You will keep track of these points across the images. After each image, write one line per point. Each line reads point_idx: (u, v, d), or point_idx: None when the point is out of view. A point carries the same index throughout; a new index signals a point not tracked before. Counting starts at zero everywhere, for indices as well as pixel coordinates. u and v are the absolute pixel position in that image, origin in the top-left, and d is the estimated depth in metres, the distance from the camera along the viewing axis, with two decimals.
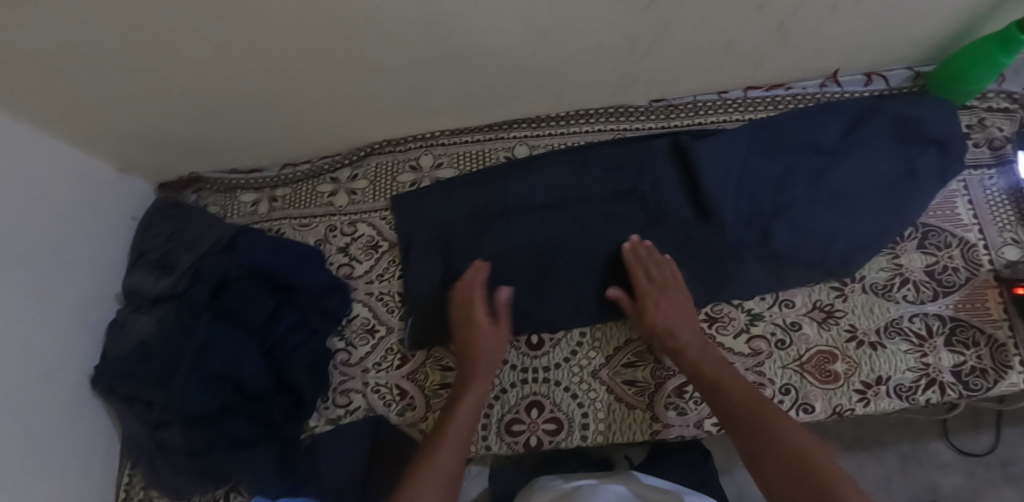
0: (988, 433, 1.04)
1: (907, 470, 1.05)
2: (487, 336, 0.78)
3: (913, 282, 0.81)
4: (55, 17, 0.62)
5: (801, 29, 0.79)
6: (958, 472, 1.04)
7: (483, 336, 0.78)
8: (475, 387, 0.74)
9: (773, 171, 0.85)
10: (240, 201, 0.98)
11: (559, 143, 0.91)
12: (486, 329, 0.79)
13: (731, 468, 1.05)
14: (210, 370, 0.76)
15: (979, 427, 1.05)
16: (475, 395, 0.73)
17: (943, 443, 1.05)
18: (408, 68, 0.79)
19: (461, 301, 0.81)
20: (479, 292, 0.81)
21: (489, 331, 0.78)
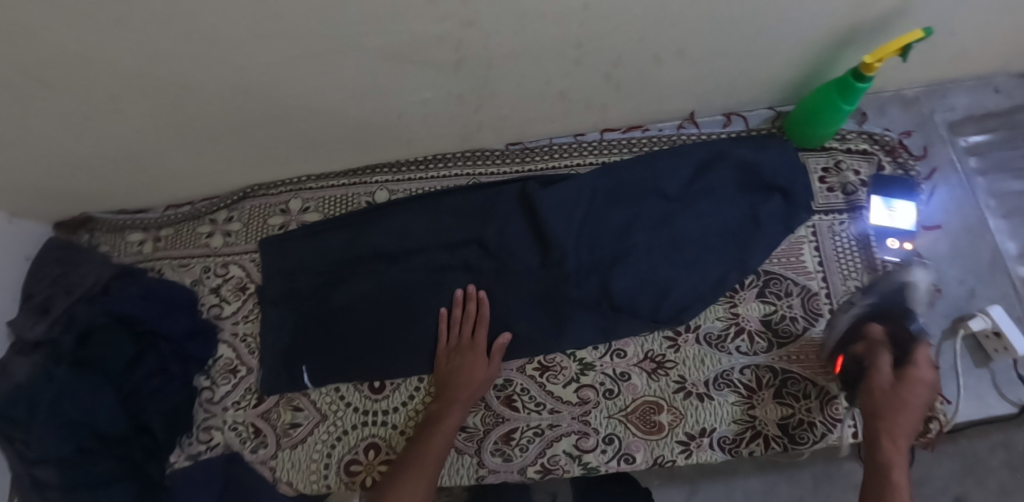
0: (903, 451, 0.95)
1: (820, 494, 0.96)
2: (473, 366, 0.80)
3: (748, 332, 0.80)
4: None
5: (630, 78, 0.80)
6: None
7: (471, 368, 0.79)
8: (452, 415, 0.76)
9: (617, 219, 0.86)
10: (127, 240, 1.02)
11: (417, 187, 0.94)
12: (475, 361, 0.80)
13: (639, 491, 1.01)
14: (66, 418, 0.82)
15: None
16: (453, 420, 0.76)
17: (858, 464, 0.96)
18: (249, 124, 0.82)
19: (460, 331, 0.83)
20: (481, 326, 0.83)
21: (481, 362, 0.80)
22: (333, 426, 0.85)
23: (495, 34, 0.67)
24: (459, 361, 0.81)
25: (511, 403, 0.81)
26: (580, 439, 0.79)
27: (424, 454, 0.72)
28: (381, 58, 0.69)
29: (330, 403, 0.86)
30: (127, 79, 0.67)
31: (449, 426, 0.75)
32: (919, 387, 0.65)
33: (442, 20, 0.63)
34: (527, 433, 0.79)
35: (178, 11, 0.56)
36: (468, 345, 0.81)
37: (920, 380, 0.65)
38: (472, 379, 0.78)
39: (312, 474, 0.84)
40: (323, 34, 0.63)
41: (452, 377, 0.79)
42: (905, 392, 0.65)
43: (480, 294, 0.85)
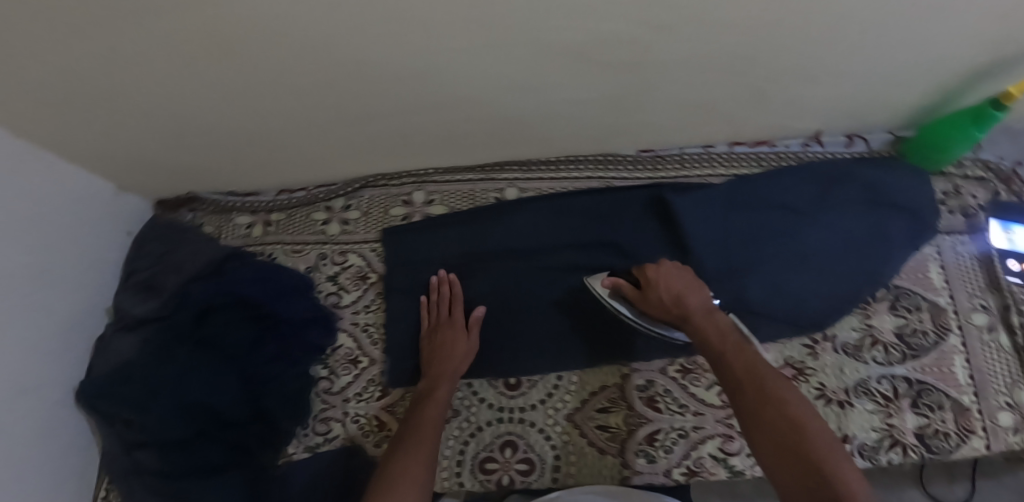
0: (963, 484, 0.91)
1: None
2: (456, 341, 0.84)
3: (883, 343, 0.83)
4: (68, 60, 0.65)
5: (782, 95, 0.82)
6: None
7: (453, 341, 0.83)
8: (442, 387, 0.79)
9: (748, 227, 0.88)
10: (235, 223, 1.01)
11: (548, 187, 0.94)
12: (456, 335, 0.84)
13: None
14: (189, 398, 0.79)
15: (953, 476, 0.92)
16: (444, 391, 0.78)
17: (917, 493, 0.91)
18: (398, 113, 0.81)
19: (434, 312, 0.87)
20: (457, 303, 0.87)
21: (461, 335, 0.84)
22: (467, 422, 0.83)
23: (681, 41, 0.69)
24: (439, 338, 0.84)
25: (654, 404, 0.81)
26: (725, 442, 0.79)
27: (419, 425, 0.73)
28: (563, 56, 0.70)
29: (462, 399, 0.84)
30: (315, 56, 0.68)
31: (441, 396, 0.77)
32: (686, 289, 0.73)
33: (641, 24, 0.65)
34: (672, 435, 0.79)
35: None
36: (447, 321, 0.86)
37: (700, 291, 0.73)
38: (457, 352, 0.82)
39: (443, 471, 0.81)
40: (525, 27, 0.64)
41: (436, 352, 0.83)
42: (677, 299, 0.72)
43: (451, 276, 0.89)
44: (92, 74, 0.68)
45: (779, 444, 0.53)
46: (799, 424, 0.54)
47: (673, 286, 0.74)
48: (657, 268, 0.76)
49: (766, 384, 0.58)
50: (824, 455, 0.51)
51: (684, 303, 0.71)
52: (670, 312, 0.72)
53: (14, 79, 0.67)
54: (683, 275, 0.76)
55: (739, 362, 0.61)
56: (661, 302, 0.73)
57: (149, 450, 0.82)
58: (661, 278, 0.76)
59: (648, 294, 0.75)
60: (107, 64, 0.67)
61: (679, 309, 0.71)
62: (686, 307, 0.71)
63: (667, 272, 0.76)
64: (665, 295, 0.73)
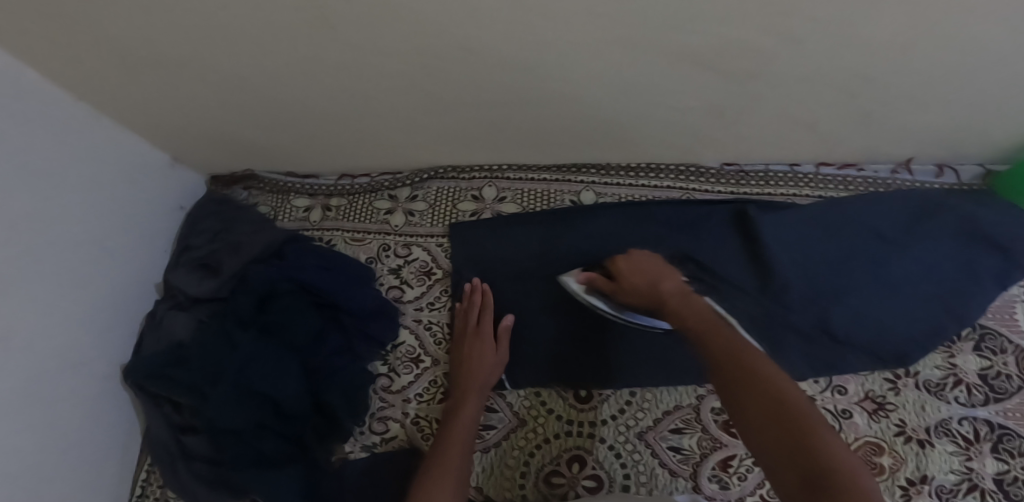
0: None
1: None
2: (484, 352, 0.80)
3: (966, 384, 0.80)
4: (164, 21, 0.62)
5: (887, 121, 0.79)
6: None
7: (482, 354, 0.80)
8: (469, 403, 0.75)
9: (833, 253, 0.85)
10: (293, 205, 0.97)
11: (626, 194, 0.92)
12: (484, 347, 0.80)
13: None
14: (252, 385, 0.75)
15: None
16: (471, 407, 0.75)
17: None
18: (487, 104, 0.78)
19: (464, 322, 0.83)
20: (487, 313, 0.83)
21: (489, 347, 0.80)
22: (534, 432, 0.80)
23: (804, 56, 0.66)
24: (468, 350, 0.81)
25: (730, 428, 0.78)
26: None
27: (446, 447, 0.69)
28: (677, 58, 0.67)
29: (530, 408, 0.81)
30: (425, 38, 0.65)
31: (469, 413, 0.74)
32: (660, 274, 0.71)
33: (770, 34, 0.62)
34: (748, 462, 0.76)
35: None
36: (473, 330, 0.82)
37: (675, 277, 0.71)
38: (483, 364, 0.79)
39: (506, 481, 0.78)
40: (650, 24, 0.61)
41: (463, 365, 0.80)
42: (653, 285, 0.70)
43: (484, 286, 0.86)
44: (185, 39, 0.65)
45: (773, 422, 0.48)
46: (782, 396, 0.49)
47: (644, 275, 0.72)
48: (628, 259, 0.75)
49: (744, 359, 0.53)
50: (808, 424, 0.47)
51: (659, 288, 0.69)
52: (648, 298, 0.70)
53: (101, 35, 0.64)
54: (660, 264, 0.73)
55: (718, 341, 0.57)
56: (637, 290, 0.72)
57: (199, 436, 0.78)
58: (634, 267, 0.74)
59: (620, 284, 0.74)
60: (204, 29, 0.63)
61: (654, 295, 0.69)
62: (664, 292, 0.68)
63: (638, 262, 0.74)
64: (637, 283, 0.72)
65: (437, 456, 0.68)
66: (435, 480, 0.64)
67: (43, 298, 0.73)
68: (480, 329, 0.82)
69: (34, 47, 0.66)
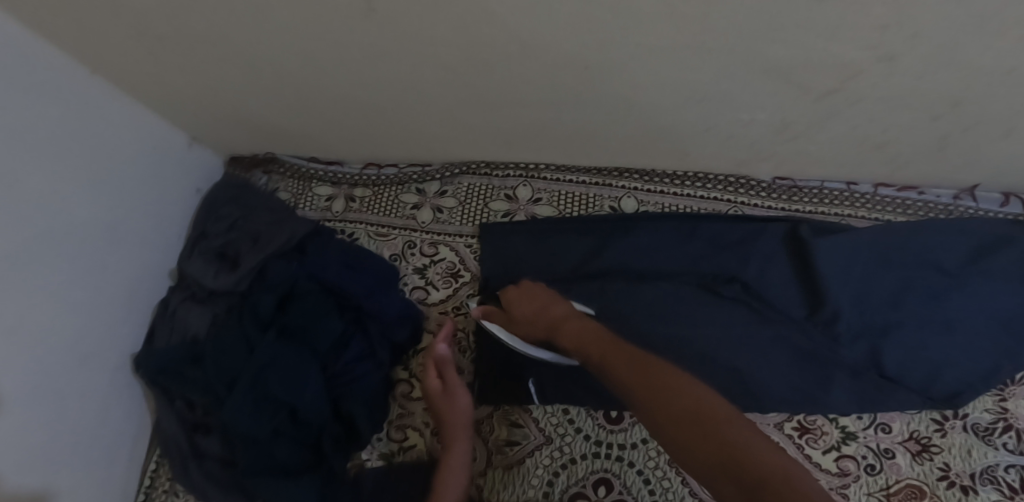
0: None
1: None
2: (438, 396, 0.76)
3: (1017, 430, 0.76)
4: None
5: (960, 145, 0.75)
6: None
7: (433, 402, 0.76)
8: (452, 453, 0.72)
9: (885, 285, 0.81)
10: (315, 193, 0.92)
11: (670, 203, 0.87)
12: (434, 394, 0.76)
13: None
14: (269, 389, 0.72)
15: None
16: (455, 458, 0.71)
17: None
18: (537, 101, 0.73)
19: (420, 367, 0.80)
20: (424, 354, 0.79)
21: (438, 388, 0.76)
22: (560, 451, 0.77)
23: (895, 73, 0.61)
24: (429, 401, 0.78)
25: None
26: None
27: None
28: (755, 66, 0.62)
29: (557, 425, 0.78)
30: (483, 30, 0.60)
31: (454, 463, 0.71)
32: (550, 302, 0.74)
33: (864, 48, 0.57)
34: None
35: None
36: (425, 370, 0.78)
37: (563, 301, 0.74)
38: (443, 407, 0.75)
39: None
40: (735, 28, 0.56)
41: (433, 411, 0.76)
42: (545, 313, 0.73)
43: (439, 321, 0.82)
44: (225, 17, 0.60)
45: (714, 451, 0.46)
46: (699, 408, 0.50)
47: (535, 302, 0.75)
48: (517, 290, 0.78)
49: (638, 358, 0.59)
50: (733, 437, 0.47)
51: (550, 314, 0.72)
52: (546, 329, 0.72)
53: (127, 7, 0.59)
54: (549, 294, 0.76)
55: (619, 356, 0.60)
56: (527, 318, 0.75)
57: (213, 437, 0.76)
58: (524, 298, 0.77)
59: (514, 313, 0.76)
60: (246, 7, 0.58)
61: (548, 324, 0.72)
62: (556, 318, 0.71)
63: (528, 291, 0.77)
64: (528, 312, 0.75)
65: None
66: None
67: (56, 286, 0.69)
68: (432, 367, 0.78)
69: (54, 15, 0.61)
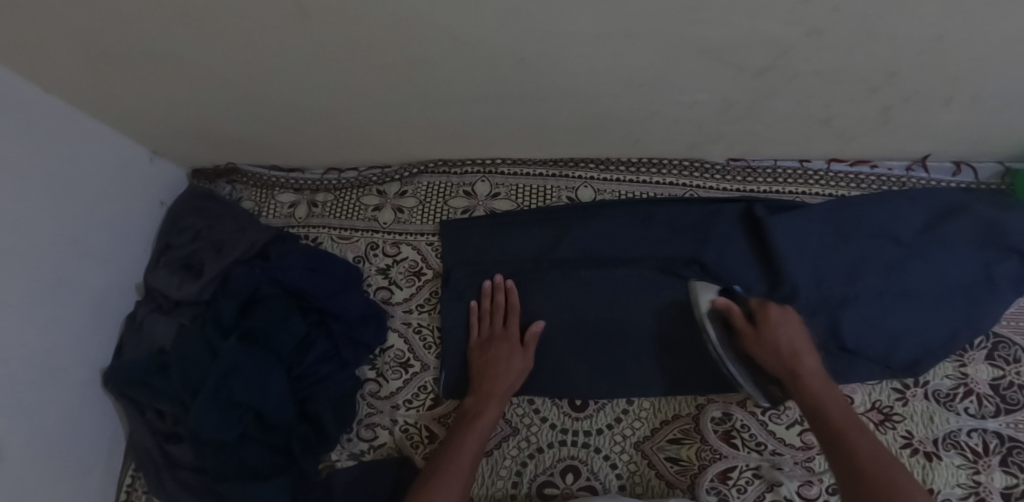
0: None
1: None
2: (511, 357, 0.77)
3: (977, 395, 0.77)
4: (134, 13, 0.58)
5: (905, 116, 0.75)
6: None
7: (507, 358, 0.77)
8: (488, 410, 0.73)
9: (845, 258, 0.82)
10: (277, 201, 0.92)
11: (626, 191, 0.88)
12: (512, 352, 0.78)
13: None
14: (234, 395, 0.72)
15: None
16: (488, 415, 0.72)
17: None
18: (487, 97, 0.74)
19: (490, 322, 0.81)
20: (513, 314, 0.80)
21: (516, 352, 0.78)
22: (526, 441, 0.77)
23: (830, 48, 0.62)
24: (492, 352, 0.78)
25: (730, 439, 0.75)
26: (803, 486, 0.73)
27: (455, 454, 0.68)
28: (693, 49, 0.64)
29: (523, 416, 0.79)
30: (418, 30, 0.61)
31: (483, 421, 0.72)
32: (804, 351, 0.71)
33: (794, 26, 0.58)
34: (746, 474, 0.74)
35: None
36: (501, 335, 0.79)
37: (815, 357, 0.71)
38: (508, 368, 0.76)
39: (497, 491, 0.75)
40: (666, 13, 0.57)
41: (485, 367, 0.77)
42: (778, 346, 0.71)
43: (508, 284, 0.82)
44: (172, 31, 0.61)
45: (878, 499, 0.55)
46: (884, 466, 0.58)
47: (804, 348, 0.71)
48: (785, 317, 0.74)
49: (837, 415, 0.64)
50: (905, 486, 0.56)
51: (801, 363, 0.70)
52: (783, 362, 0.70)
53: (64, 27, 0.59)
54: (801, 328, 0.73)
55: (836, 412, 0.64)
56: (778, 350, 0.71)
57: (183, 446, 0.76)
58: (790, 332, 0.73)
59: (762, 340, 0.73)
60: (190, 20, 0.59)
61: (797, 367, 0.70)
62: (803, 365, 0.70)
63: (796, 327, 0.73)
64: (771, 348, 0.72)
65: (443, 464, 0.67)
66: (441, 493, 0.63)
67: (20, 303, 0.69)
68: (506, 337, 0.79)
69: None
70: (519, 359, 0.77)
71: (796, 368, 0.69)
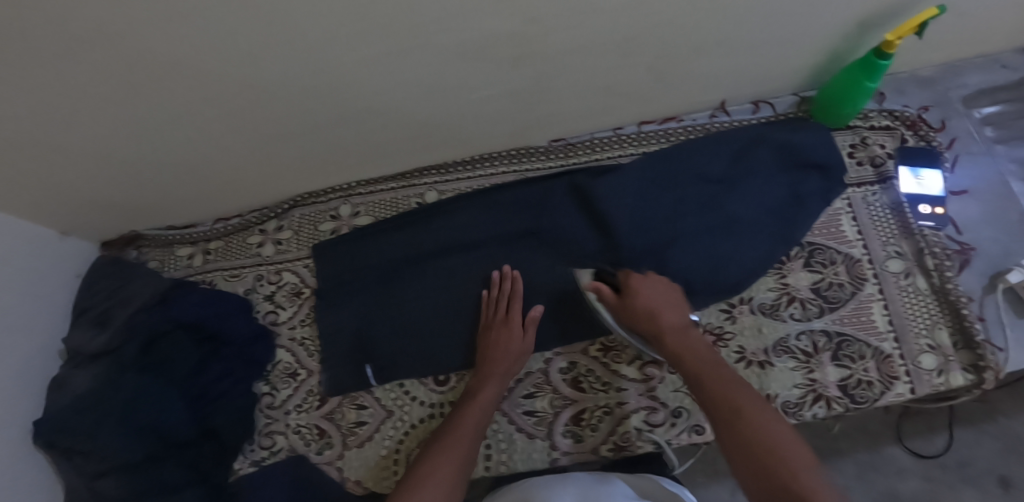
0: (942, 435, 1.02)
1: (864, 477, 1.02)
2: (508, 341, 0.82)
3: (800, 300, 0.84)
4: None
5: (673, 70, 0.84)
6: (915, 477, 1.01)
7: (507, 338, 0.82)
8: (489, 389, 0.79)
9: (666, 203, 0.88)
10: (177, 255, 1.03)
11: (466, 187, 0.97)
12: (510, 335, 0.82)
13: None
14: (138, 420, 0.81)
15: (933, 428, 1.02)
16: (488, 393, 0.78)
17: (898, 448, 1.02)
18: (307, 129, 0.85)
19: (493, 313, 0.85)
20: (516, 302, 0.84)
21: (517, 335, 0.82)
22: (401, 421, 0.86)
23: (555, 28, 0.71)
24: (491, 337, 0.83)
25: (578, 384, 0.83)
26: (649, 414, 0.80)
27: (456, 431, 0.74)
28: (447, 54, 0.73)
29: (395, 399, 0.87)
30: (215, 84, 0.72)
31: (486, 398, 0.78)
32: (666, 308, 0.76)
33: (512, 16, 0.68)
34: (597, 413, 0.81)
35: (276, 5, 0.60)
36: (502, 322, 0.83)
37: (680, 312, 0.76)
38: (507, 352, 0.81)
39: (382, 470, 0.84)
40: (400, 30, 0.67)
41: (487, 353, 0.82)
42: (661, 317, 0.74)
43: (513, 273, 0.86)
44: (6, 128, 0.72)
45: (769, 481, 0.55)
46: (774, 454, 0.56)
47: (659, 306, 0.76)
48: (642, 280, 0.79)
49: (732, 391, 0.63)
50: (790, 477, 0.54)
51: (658, 320, 0.74)
52: (644, 322, 0.75)
53: None
54: (656, 290, 0.78)
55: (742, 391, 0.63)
56: (636, 315, 0.76)
57: (109, 480, 0.80)
58: (648, 295, 0.77)
59: (628, 303, 0.77)
60: (17, 114, 0.70)
61: (653, 324, 0.74)
62: (662, 321, 0.74)
63: (651, 286, 0.78)
64: (641, 313, 0.75)
65: (443, 443, 0.72)
66: (436, 467, 0.69)
67: None
68: (501, 327, 0.83)
69: None
70: (514, 343, 0.82)
71: (653, 327, 0.74)
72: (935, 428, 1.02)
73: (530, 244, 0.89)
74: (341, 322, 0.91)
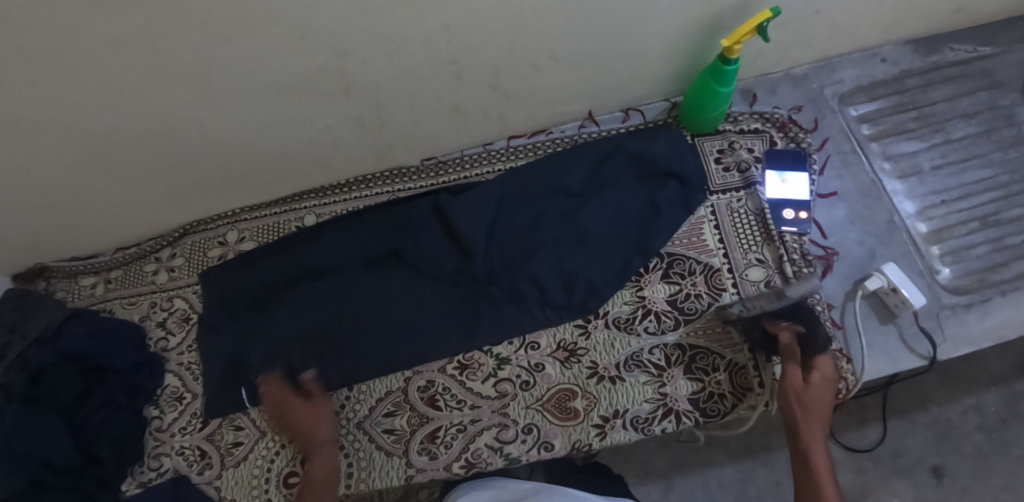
0: (875, 426, 1.00)
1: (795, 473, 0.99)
2: (318, 411, 0.84)
3: (655, 313, 0.84)
4: None
5: (515, 87, 0.84)
6: (847, 469, 0.99)
7: (314, 411, 0.83)
8: (323, 455, 0.81)
9: (523, 219, 0.88)
10: (81, 285, 1.06)
11: (343, 208, 0.99)
12: (315, 406, 0.84)
13: (669, 477, 1.00)
14: (20, 450, 0.81)
15: (866, 421, 1.01)
16: (326, 458, 0.80)
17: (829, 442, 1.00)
18: (166, 167, 0.87)
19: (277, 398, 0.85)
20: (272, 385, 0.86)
21: (317, 405, 0.84)
22: (273, 441, 0.90)
23: (365, 61, 0.72)
24: (302, 414, 0.83)
25: (434, 403, 0.84)
26: (500, 431, 0.82)
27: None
28: (273, 90, 0.74)
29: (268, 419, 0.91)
30: (53, 137, 0.74)
31: (325, 466, 0.80)
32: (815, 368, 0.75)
33: (316, 53, 0.69)
34: (451, 430, 0.83)
35: (70, 65, 0.62)
36: (295, 400, 0.84)
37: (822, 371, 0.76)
38: (322, 421, 0.83)
39: (253, 489, 0.87)
40: (209, 74, 0.69)
41: (303, 429, 0.82)
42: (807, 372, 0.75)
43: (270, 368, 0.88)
44: None
45: None
46: None
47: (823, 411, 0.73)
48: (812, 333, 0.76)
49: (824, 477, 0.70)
50: None
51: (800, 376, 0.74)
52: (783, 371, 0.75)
53: None
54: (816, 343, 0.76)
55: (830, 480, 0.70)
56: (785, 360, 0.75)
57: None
58: (823, 395, 0.73)
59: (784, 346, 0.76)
60: None
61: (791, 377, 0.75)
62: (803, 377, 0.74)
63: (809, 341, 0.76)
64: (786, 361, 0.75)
65: None
66: None
67: None
68: (305, 403, 0.84)
69: None
70: (323, 410, 0.84)
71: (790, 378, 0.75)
72: (867, 420, 1.01)
73: (392, 264, 0.91)
74: (219, 345, 0.93)
